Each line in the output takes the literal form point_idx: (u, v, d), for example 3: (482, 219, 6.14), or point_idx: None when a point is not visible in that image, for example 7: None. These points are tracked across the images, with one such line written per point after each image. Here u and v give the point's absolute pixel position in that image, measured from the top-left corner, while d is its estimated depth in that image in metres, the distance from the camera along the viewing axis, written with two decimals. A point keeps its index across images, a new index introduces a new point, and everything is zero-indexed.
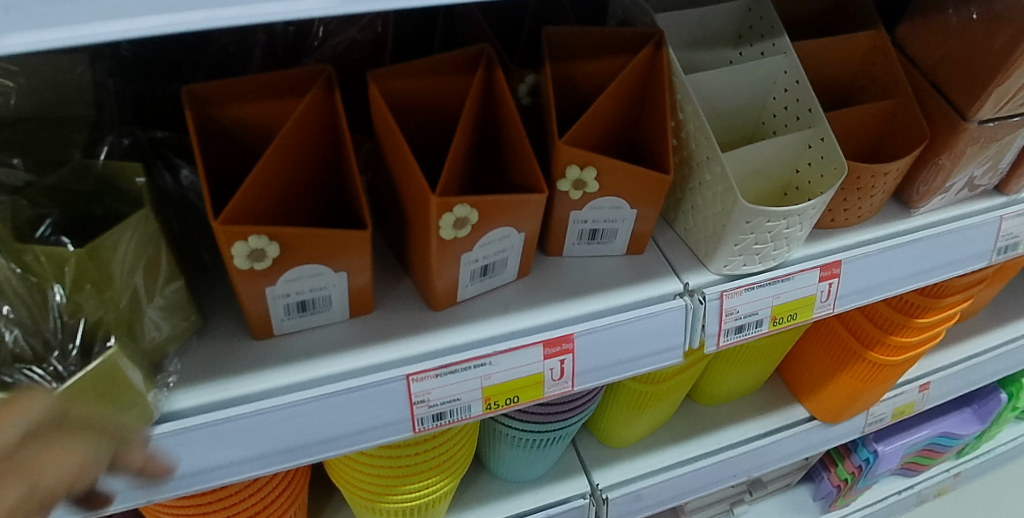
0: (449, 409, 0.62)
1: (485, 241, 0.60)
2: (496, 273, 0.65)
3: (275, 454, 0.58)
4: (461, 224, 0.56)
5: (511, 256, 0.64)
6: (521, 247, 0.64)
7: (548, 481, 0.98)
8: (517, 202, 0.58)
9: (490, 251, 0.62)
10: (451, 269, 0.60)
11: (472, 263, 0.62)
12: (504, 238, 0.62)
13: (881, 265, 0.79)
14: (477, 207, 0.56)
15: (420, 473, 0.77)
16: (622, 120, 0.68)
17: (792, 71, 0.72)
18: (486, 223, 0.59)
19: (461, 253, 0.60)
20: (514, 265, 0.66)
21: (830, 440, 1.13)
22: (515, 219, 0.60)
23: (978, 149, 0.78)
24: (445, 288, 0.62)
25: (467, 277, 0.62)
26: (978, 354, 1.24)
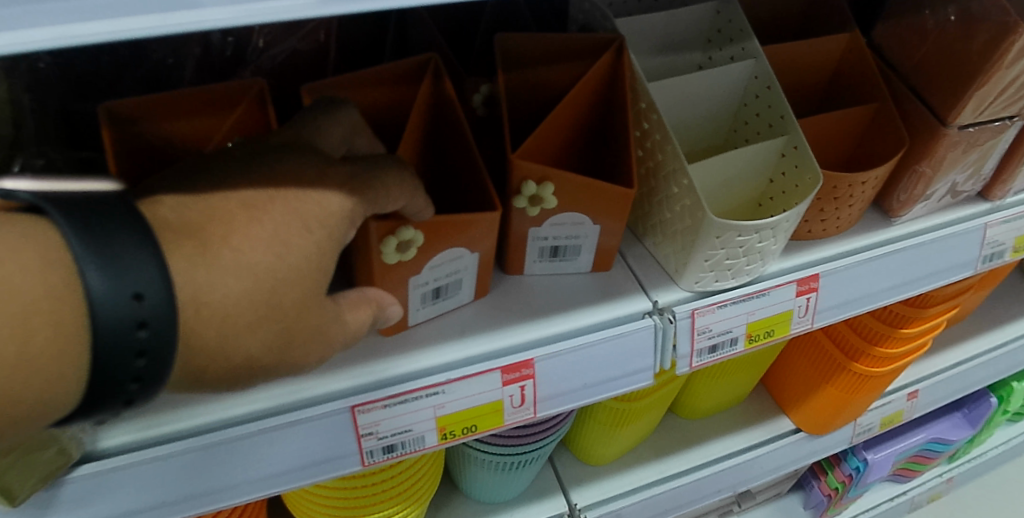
0: (401, 441, 0.59)
1: (435, 262, 0.57)
2: (451, 295, 0.62)
3: (208, 493, 0.56)
4: (407, 246, 0.53)
5: (464, 277, 0.61)
6: (476, 268, 0.61)
7: (523, 502, 0.94)
8: (464, 222, 0.55)
9: (442, 272, 0.58)
10: (399, 293, 0.57)
11: (423, 285, 0.58)
12: (457, 259, 0.58)
13: (863, 277, 0.75)
14: (422, 229, 0.54)
15: (383, 502, 0.73)
16: (583, 130, 0.65)
17: (762, 76, 0.68)
18: (437, 242, 0.56)
19: (409, 276, 0.56)
20: (469, 287, 0.63)
21: (818, 451, 1.09)
22: (466, 240, 0.57)
23: (960, 154, 0.74)
24: None
25: (417, 300, 0.59)
26: (967, 360, 1.20)
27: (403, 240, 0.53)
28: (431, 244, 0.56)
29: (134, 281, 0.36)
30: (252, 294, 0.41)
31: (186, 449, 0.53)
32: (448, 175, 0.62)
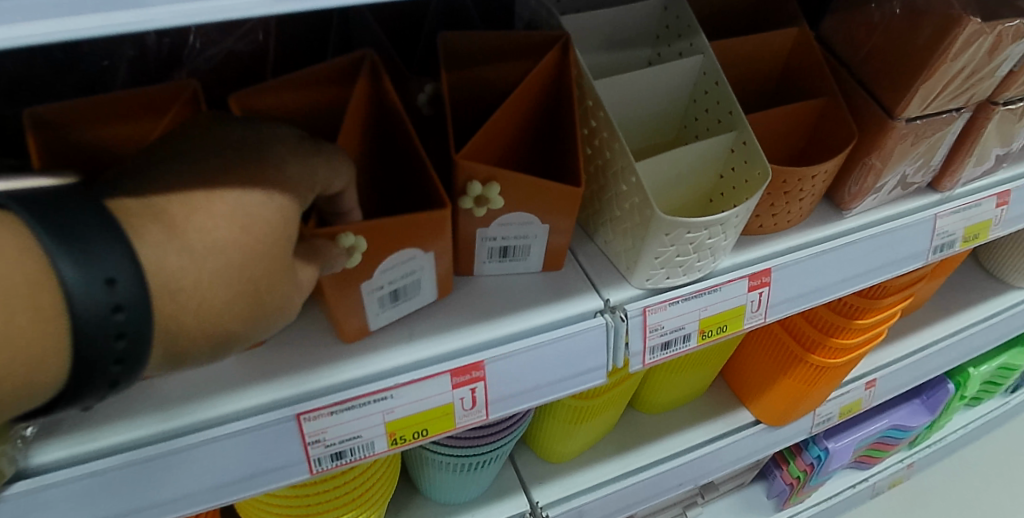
0: (349, 448, 0.58)
1: (387, 265, 0.56)
2: (410, 296, 0.61)
3: (150, 507, 0.54)
4: (352, 252, 0.52)
5: (424, 276, 0.60)
6: (434, 266, 0.60)
7: (484, 502, 0.94)
8: (413, 221, 0.54)
9: (396, 274, 0.57)
10: (353, 299, 0.56)
11: (377, 289, 0.57)
12: (411, 261, 0.57)
13: (814, 270, 0.76)
14: (365, 233, 0.52)
15: (338, 507, 0.72)
16: (530, 128, 0.64)
17: (711, 72, 0.68)
18: (389, 245, 0.55)
19: (361, 282, 0.56)
20: (432, 286, 0.62)
21: (777, 442, 1.11)
22: (419, 240, 0.56)
23: (908, 146, 0.75)
24: (350, 319, 0.58)
25: (375, 305, 0.58)
26: (922, 348, 1.23)
27: (348, 246, 0.52)
28: (384, 248, 0.55)
29: (108, 266, 0.37)
30: (226, 276, 0.42)
31: (125, 462, 0.52)
32: (397, 174, 0.62)
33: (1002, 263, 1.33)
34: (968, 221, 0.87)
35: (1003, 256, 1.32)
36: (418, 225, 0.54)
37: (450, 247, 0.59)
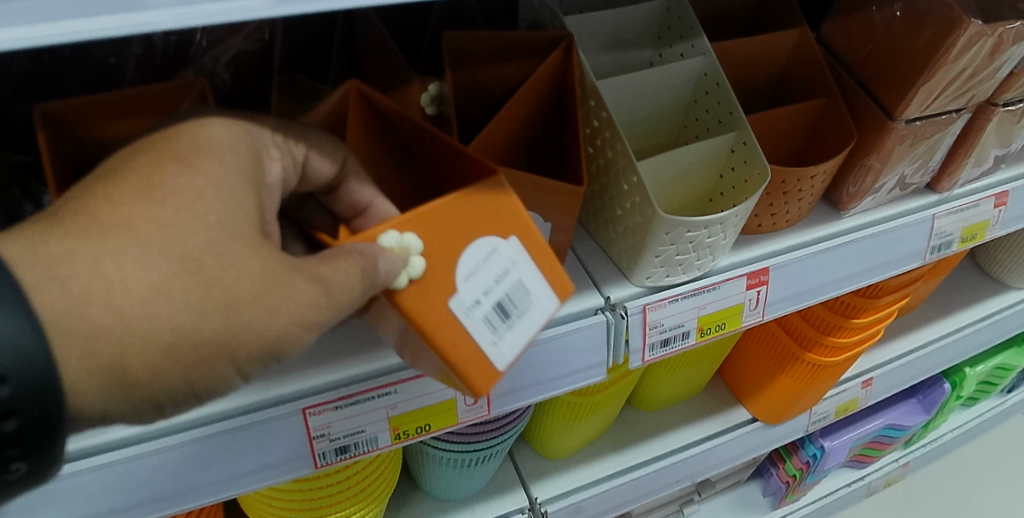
0: (353, 442, 0.59)
1: (463, 266, 0.47)
2: (529, 314, 0.49)
3: (160, 499, 0.55)
4: (406, 255, 0.46)
5: (530, 278, 0.49)
6: (527, 253, 0.49)
7: (484, 497, 0.95)
8: (447, 203, 0.47)
9: (485, 283, 0.48)
10: (453, 329, 0.47)
11: (471, 309, 0.48)
12: (495, 254, 0.48)
13: (813, 269, 0.77)
14: (410, 228, 0.46)
15: (340, 502, 0.73)
16: (532, 128, 0.65)
17: (712, 73, 0.69)
18: (455, 235, 0.47)
19: (446, 300, 0.47)
20: (550, 298, 0.50)
21: (774, 440, 1.12)
22: (483, 217, 0.48)
23: (907, 148, 0.76)
24: (465, 357, 0.48)
25: (491, 340, 0.48)
26: (920, 347, 1.24)
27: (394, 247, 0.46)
28: (448, 243, 0.47)
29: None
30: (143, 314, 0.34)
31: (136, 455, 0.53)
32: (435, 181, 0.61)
33: (998, 263, 1.34)
34: (967, 221, 0.88)
35: (1000, 256, 1.34)
36: (466, 202, 0.47)
37: (529, 225, 0.49)
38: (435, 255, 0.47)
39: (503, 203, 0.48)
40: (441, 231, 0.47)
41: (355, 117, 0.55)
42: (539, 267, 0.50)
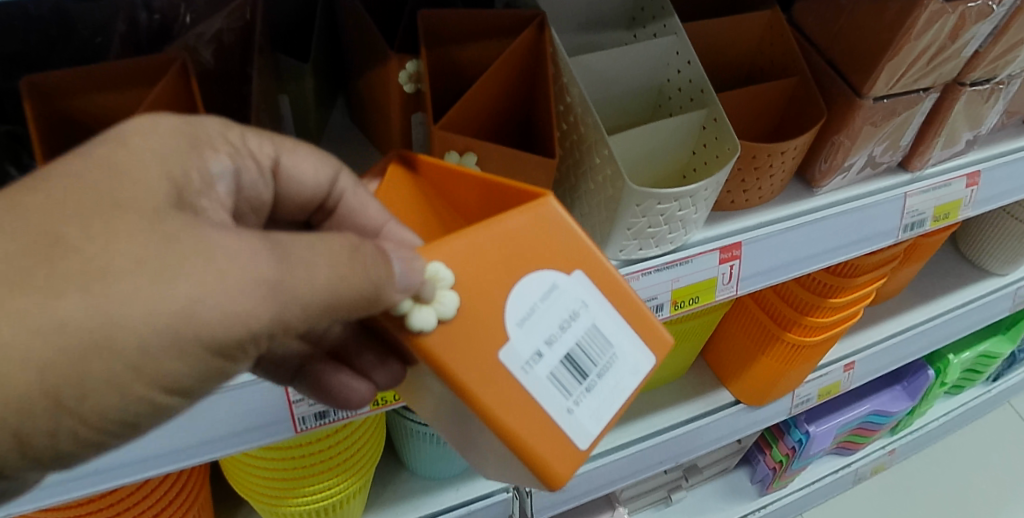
0: (332, 408, 0.62)
1: (518, 307, 0.47)
2: (599, 361, 0.48)
3: (152, 457, 0.57)
4: (435, 289, 0.45)
5: (599, 322, 0.49)
6: (598, 300, 0.49)
7: (468, 476, 0.97)
8: (490, 233, 0.47)
9: (547, 326, 0.47)
10: (518, 392, 0.46)
11: (531, 354, 0.47)
12: (557, 293, 0.48)
13: (785, 245, 0.78)
14: (447, 262, 0.47)
15: (323, 472, 0.75)
16: (506, 104, 0.67)
17: (684, 52, 0.71)
18: (510, 273, 0.47)
19: (497, 352, 0.46)
20: (624, 342, 0.49)
21: (757, 423, 1.14)
22: (542, 254, 0.48)
23: (876, 126, 0.78)
24: (535, 423, 0.47)
25: (558, 388, 0.47)
26: (902, 332, 1.25)
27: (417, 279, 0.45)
28: (503, 282, 0.47)
29: None
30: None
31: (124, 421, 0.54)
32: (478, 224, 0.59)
33: (980, 250, 1.36)
34: (939, 200, 0.90)
35: (983, 243, 1.36)
36: (521, 238, 0.48)
37: (602, 270, 0.49)
38: (488, 298, 0.47)
39: (564, 238, 0.49)
40: (495, 269, 0.47)
41: (407, 190, 0.59)
42: (608, 309, 0.49)
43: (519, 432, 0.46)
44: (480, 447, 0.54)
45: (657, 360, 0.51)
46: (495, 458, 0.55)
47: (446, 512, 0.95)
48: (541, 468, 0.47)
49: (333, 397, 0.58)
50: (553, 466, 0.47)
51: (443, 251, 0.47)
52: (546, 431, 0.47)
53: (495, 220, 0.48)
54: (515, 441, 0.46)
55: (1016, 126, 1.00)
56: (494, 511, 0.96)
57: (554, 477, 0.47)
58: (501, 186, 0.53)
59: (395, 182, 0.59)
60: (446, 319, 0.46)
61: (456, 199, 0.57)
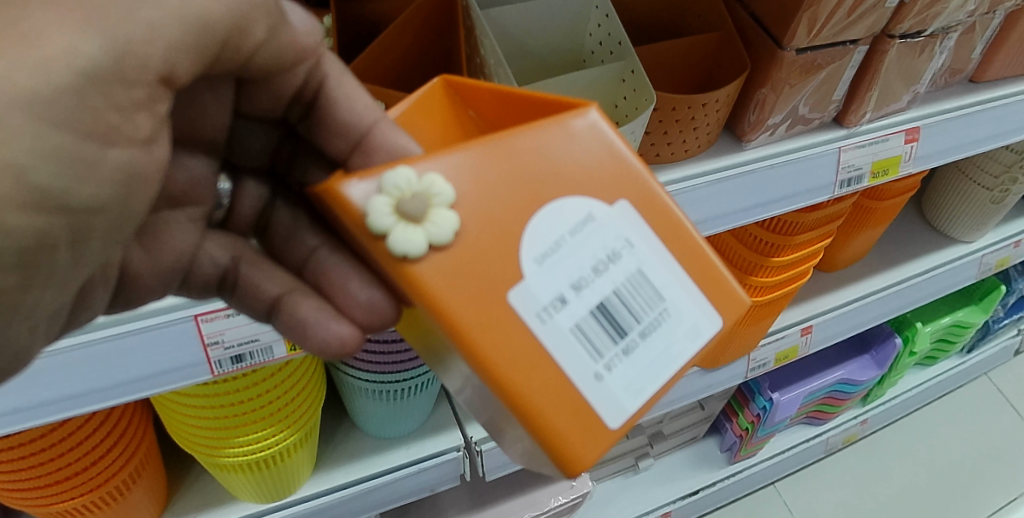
0: (247, 351, 0.67)
1: (539, 240, 0.43)
2: (642, 315, 0.43)
3: (75, 397, 0.62)
4: (429, 205, 0.41)
5: (643, 266, 0.44)
6: (648, 246, 0.44)
7: (420, 435, 0.99)
8: (513, 158, 0.43)
9: (576, 265, 0.42)
10: (533, 343, 0.42)
11: (552, 299, 0.42)
12: (591, 227, 0.43)
13: (712, 196, 0.80)
14: (454, 184, 0.42)
15: (261, 420, 0.79)
16: (421, 54, 0.70)
17: (602, 5, 0.72)
18: (532, 200, 0.43)
19: (509, 293, 0.42)
20: (675, 297, 0.44)
21: (712, 387, 1.16)
22: (574, 182, 0.44)
23: (801, 79, 0.78)
24: (553, 382, 0.42)
25: (584, 343, 0.42)
26: (863, 297, 1.25)
27: (405, 186, 0.41)
28: (523, 209, 0.43)
29: None
30: None
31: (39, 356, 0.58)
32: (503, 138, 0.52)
33: (944, 216, 1.36)
34: (877, 156, 0.90)
35: (947, 209, 1.35)
36: (552, 162, 0.44)
37: (652, 212, 0.45)
38: (503, 227, 0.43)
39: (604, 170, 0.45)
40: (515, 194, 0.43)
41: (441, 116, 0.54)
42: (657, 254, 0.44)
43: (532, 386, 0.42)
44: (504, 429, 0.50)
45: (720, 323, 0.45)
46: (507, 431, 0.49)
47: (395, 471, 0.96)
48: (556, 442, 0.42)
49: (315, 342, 0.55)
50: (573, 442, 0.42)
51: (453, 167, 0.42)
52: (563, 394, 0.42)
53: (522, 134, 0.44)
54: (521, 403, 0.42)
55: (962, 84, 1.01)
56: (445, 469, 0.98)
57: (572, 454, 0.42)
58: (539, 105, 0.48)
59: (430, 104, 0.53)
60: (440, 245, 0.41)
61: (497, 129, 0.52)
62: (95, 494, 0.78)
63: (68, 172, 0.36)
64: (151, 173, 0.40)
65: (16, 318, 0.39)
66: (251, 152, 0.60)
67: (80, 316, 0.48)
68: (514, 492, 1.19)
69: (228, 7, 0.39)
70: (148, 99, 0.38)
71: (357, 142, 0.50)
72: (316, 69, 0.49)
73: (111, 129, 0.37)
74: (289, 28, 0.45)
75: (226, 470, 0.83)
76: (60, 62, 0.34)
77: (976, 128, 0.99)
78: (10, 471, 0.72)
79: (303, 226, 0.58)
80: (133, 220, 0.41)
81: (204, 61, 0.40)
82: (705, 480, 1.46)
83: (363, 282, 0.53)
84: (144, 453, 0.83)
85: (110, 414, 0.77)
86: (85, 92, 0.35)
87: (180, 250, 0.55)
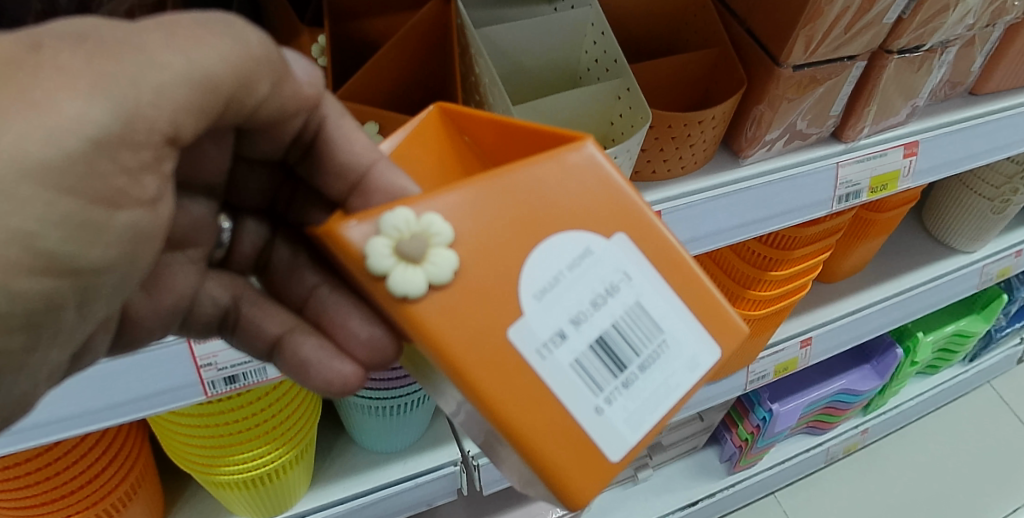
0: (241, 372, 0.68)
1: (539, 276, 0.42)
2: (641, 348, 0.43)
3: (68, 420, 0.62)
4: (428, 245, 0.41)
5: (642, 298, 0.43)
6: (647, 278, 0.44)
7: (417, 450, 0.99)
8: (510, 192, 0.43)
9: (575, 300, 0.42)
10: (533, 380, 0.41)
11: (552, 334, 0.42)
12: (590, 261, 0.43)
13: (709, 214, 0.79)
14: (451, 222, 0.42)
15: (256, 438, 0.79)
16: (415, 76, 0.71)
17: (597, 23, 0.72)
18: (530, 235, 0.43)
19: (508, 330, 0.42)
20: (674, 328, 0.44)
21: (710, 400, 1.16)
22: (573, 215, 0.44)
23: (798, 95, 0.78)
24: (553, 417, 0.42)
25: (585, 378, 0.42)
26: (863, 309, 1.25)
27: (404, 227, 0.41)
28: (523, 244, 0.43)
29: None
30: None
31: (49, 391, 0.59)
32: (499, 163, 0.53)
33: (945, 227, 1.36)
34: (875, 171, 0.89)
35: (948, 220, 1.35)
36: (551, 195, 0.44)
37: (651, 243, 0.45)
38: (502, 264, 0.42)
39: (603, 201, 0.44)
40: (513, 230, 0.43)
41: (436, 145, 0.54)
42: (655, 285, 0.44)
43: (532, 423, 0.41)
44: (502, 455, 0.50)
45: (718, 352, 0.45)
46: (505, 457, 0.49)
47: (391, 486, 0.96)
48: (556, 478, 0.42)
49: (317, 381, 0.56)
50: (573, 476, 0.42)
51: (451, 204, 0.42)
52: (563, 430, 0.42)
53: (520, 168, 0.43)
54: (522, 439, 0.41)
55: (961, 97, 1.00)
56: (442, 483, 0.98)
57: (572, 488, 0.42)
58: (536, 137, 0.48)
59: (426, 133, 0.53)
60: (440, 285, 0.41)
61: (494, 156, 0.52)
62: (92, 512, 0.78)
63: (75, 237, 0.35)
64: (157, 232, 0.40)
65: (24, 371, 0.39)
66: (249, 191, 0.59)
67: (83, 360, 0.48)
68: (511, 504, 1.19)
69: (234, 68, 0.39)
70: (154, 160, 0.37)
71: (356, 184, 0.50)
72: (314, 114, 0.48)
73: (119, 192, 0.36)
74: (292, 80, 0.44)
75: (222, 487, 0.83)
76: (70, 130, 0.33)
77: (975, 141, 0.98)
78: (6, 490, 0.72)
79: (302, 264, 0.59)
80: (135, 278, 0.41)
81: (209, 118, 0.39)
82: (704, 491, 1.46)
83: (365, 319, 0.55)
84: (140, 470, 0.83)
85: (105, 433, 0.76)
86: (95, 158, 0.34)
87: (180, 292, 0.55)
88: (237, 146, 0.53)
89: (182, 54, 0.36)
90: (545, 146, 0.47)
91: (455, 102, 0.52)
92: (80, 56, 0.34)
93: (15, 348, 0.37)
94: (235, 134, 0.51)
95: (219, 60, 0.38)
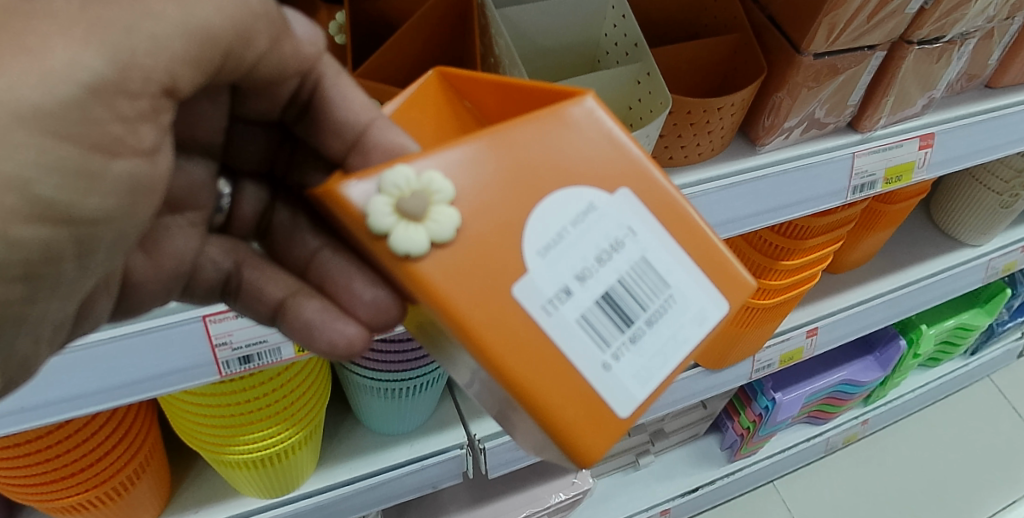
0: (255, 352, 0.67)
1: (542, 232, 0.42)
2: (648, 304, 0.42)
3: (80, 398, 0.62)
4: (430, 202, 0.40)
5: (647, 253, 0.43)
6: (654, 233, 0.43)
7: (424, 433, 0.99)
8: (512, 148, 0.43)
9: (579, 257, 0.41)
10: (539, 337, 0.41)
11: (557, 291, 0.41)
12: (594, 216, 0.42)
13: (725, 201, 0.79)
14: (452, 181, 0.41)
15: (267, 418, 0.79)
16: (433, 59, 0.70)
17: (619, 6, 0.71)
18: (533, 191, 0.42)
19: (512, 287, 0.41)
20: (681, 283, 0.43)
21: (716, 387, 1.16)
22: (577, 172, 0.43)
23: (818, 84, 0.78)
24: (560, 373, 0.41)
25: (591, 334, 0.41)
26: (869, 300, 1.25)
27: (404, 185, 0.40)
28: (527, 201, 0.42)
29: None
30: None
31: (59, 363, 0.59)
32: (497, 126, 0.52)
33: (953, 220, 1.36)
34: (890, 161, 0.89)
35: (956, 213, 1.34)
36: (555, 153, 0.43)
37: (657, 199, 0.44)
38: (505, 221, 0.42)
39: (609, 158, 0.44)
40: (516, 186, 0.42)
41: (435, 111, 0.53)
42: (660, 240, 0.43)
43: (539, 380, 0.41)
44: (512, 420, 0.49)
45: (727, 307, 0.44)
46: (520, 425, 0.49)
47: (397, 468, 0.96)
48: (566, 436, 0.41)
49: (322, 343, 0.55)
50: (583, 434, 0.42)
51: (451, 162, 0.42)
52: (569, 387, 0.41)
53: (523, 125, 0.43)
54: (529, 397, 0.41)
55: (977, 90, 0.99)
56: (447, 466, 0.98)
57: (582, 446, 0.42)
58: (537, 96, 0.47)
59: (425, 99, 0.52)
60: (441, 243, 0.41)
61: (494, 120, 0.52)
62: (101, 490, 0.78)
63: (72, 181, 0.36)
64: (155, 185, 0.41)
65: (24, 325, 0.40)
66: (249, 154, 0.59)
67: (84, 322, 0.49)
68: (514, 488, 1.19)
69: (231, 21, 0.39)
70: (151, 111, 0.38)
71: (353, 143, 0.49)
72: (313, 73, 0.48)
73: (115, 141, 0.37)
74: (292, 37, 0.45)
75: (232, 467, 0.83)
76: (65, 76, 0.34)
77: (988, 136, 0.98)
78: (17, 468, 0.72)
79: (302, 226, 0.58)
80: (133, 235, 0.42)
81: (207, 72, 0.40)
82: (705, 478, 1.47)
83: (368, 282, 0.53)
84: (149, 448, 0.83)
85: (114, 413, 0.76)
86: (89, 105, 0.36)
87: (181, 255, 0.55)
88: (232, 107, 0.54)
89: (179, 5, 0.37)
90: (546, 105, 0.47)
91: (452, 62, 0.51)
92: (75, 5, 0.35)
93: (14, 299, 0.38)
94: (233, 94, 0.52)
95: (214, 10, 0.38)
